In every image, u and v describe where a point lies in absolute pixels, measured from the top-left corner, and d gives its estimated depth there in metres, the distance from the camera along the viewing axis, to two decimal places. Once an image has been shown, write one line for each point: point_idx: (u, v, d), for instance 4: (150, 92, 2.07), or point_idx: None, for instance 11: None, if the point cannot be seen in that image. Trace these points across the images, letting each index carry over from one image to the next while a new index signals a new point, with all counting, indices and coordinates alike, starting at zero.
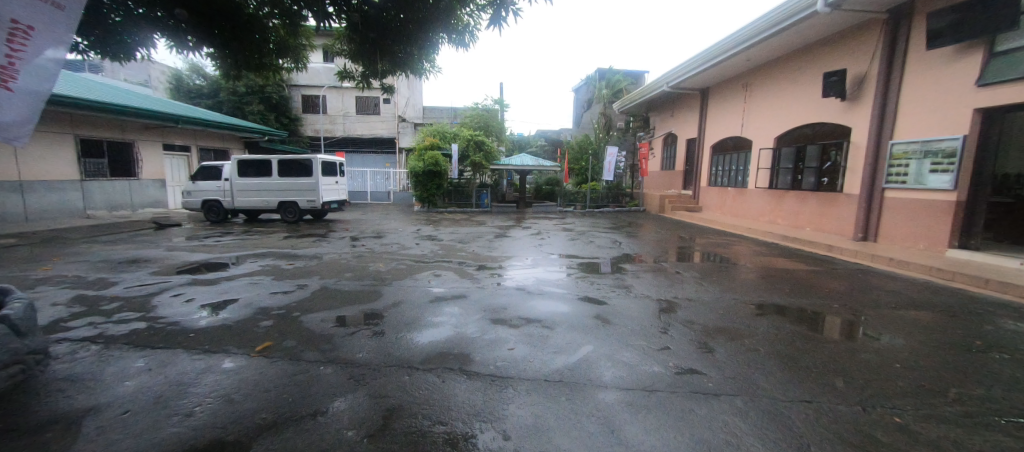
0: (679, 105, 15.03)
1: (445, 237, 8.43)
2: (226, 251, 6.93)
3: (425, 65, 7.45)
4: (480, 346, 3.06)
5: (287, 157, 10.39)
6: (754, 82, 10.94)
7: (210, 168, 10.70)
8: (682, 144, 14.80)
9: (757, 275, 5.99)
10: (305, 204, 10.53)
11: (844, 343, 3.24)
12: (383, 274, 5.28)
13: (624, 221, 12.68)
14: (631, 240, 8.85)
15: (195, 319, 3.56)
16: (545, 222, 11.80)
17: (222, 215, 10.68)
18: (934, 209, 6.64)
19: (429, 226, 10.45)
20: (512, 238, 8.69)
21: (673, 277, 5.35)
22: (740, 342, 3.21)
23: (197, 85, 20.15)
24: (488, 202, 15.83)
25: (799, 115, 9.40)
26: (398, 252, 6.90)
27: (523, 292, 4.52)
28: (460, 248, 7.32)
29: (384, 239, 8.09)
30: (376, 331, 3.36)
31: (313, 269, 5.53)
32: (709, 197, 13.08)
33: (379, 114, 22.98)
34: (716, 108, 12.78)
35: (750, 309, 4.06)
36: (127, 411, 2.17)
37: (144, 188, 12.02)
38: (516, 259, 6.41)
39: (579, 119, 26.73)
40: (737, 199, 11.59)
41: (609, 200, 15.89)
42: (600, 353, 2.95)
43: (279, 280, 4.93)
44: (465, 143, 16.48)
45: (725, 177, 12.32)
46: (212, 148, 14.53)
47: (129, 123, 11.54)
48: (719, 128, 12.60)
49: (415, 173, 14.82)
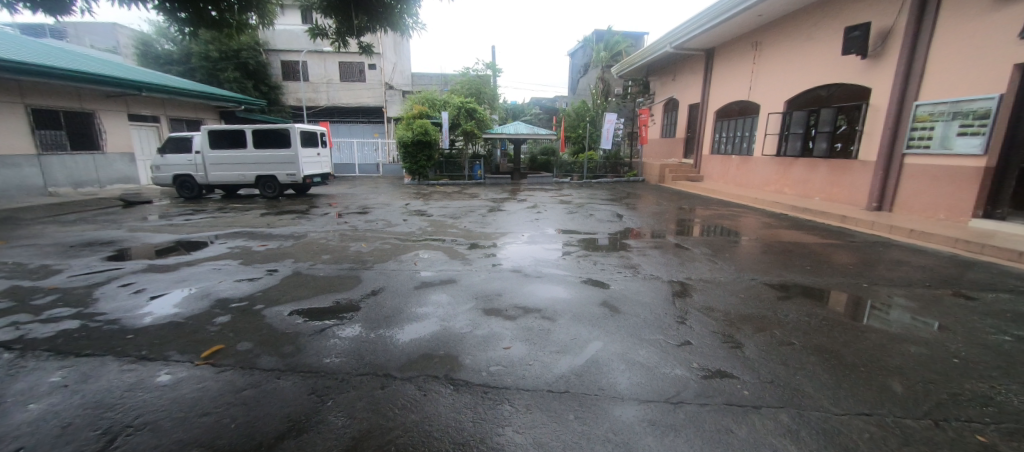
0: (682, 67, 14.23)
1: (435, 212, 7.90)
2: (194, 231, 6.39)
3: (407, 20, 6.67)
4: (471, 345, 2.60)
5: (262, 126, 9.63)
6: (765, 41, 10.22)
7: (179, 140, 9.94)
8: (684, 110, 14.12)
9: (770, 249, 5.58)
10: (285, 178, 9.89)
11: (888, 334, 2.82)
12: (364, 256, 4.78)
13: (623, 192, 12.19)
14: (631, 213, 8.39)
15: (138, 316, 3.06)
16: (540, 194, 11.28)
17: (195, 191, 10.03)
18: (960, 175, 6.20)
19: (419, 200, 9.90)
20: (506, 212, 8.19)
21: (683, 254, 4.90)
22: (770, 332, 2.78)
23: (166, 50, 18.94)
24: (481, 173, 15.05)
25: (814, 75, 8.75)
26: (383, 230, 6.38)
27: (520, 275, 4.05)
28: (451, 223, 6.82)
29: (370, 215, 7.56)
30: (350, 326, 2.89)
31: (287, 251, 5.01)
32: (711, 165, 12.55)
33: (364, 82, 21.88)
34: (721, 70, 12.04)
35: (774, 291, 3.63)
36: (19, 449, 1.70)
37: (110, 162, 11.27)
38: (512, 235, 5.92)
39: (575, 86, 25.69)
40: (742, 168, 11.08)
41: (606, 170, 15.35)
42: (611, 351, 2.50)
43: (247, 264, 4.42)
44: (455, 112, 14.94)
45: (729, 144, 11.76)
46: (185, 118, 13.66)
47: (89, 91, 10.68)
48: (724, 91, 11.93)
49: (404, 144, 14.09)
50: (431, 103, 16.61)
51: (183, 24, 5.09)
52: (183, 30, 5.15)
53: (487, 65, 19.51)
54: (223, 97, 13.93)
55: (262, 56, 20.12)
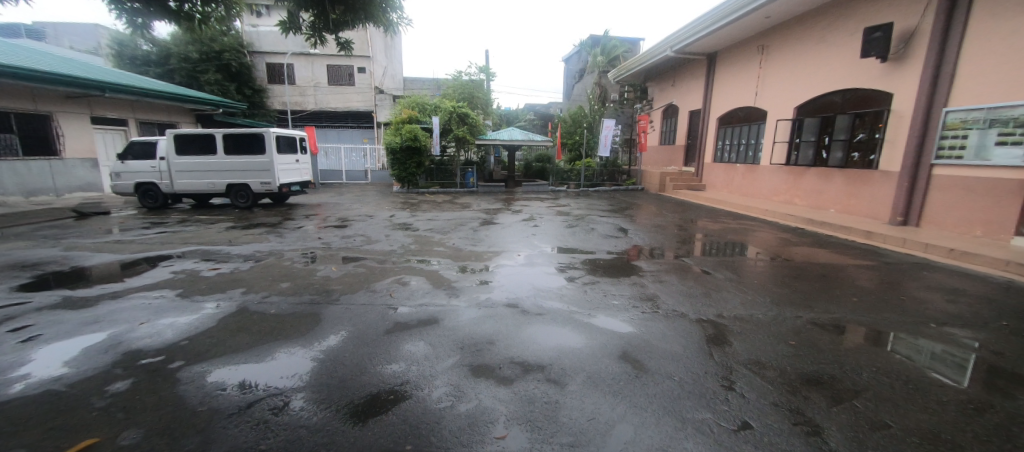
0: (682, 72, 13.70)
1: (422, 226, 7.17)
2: (142, 249, 5.62)
3: (393, 16, 6.11)
4: (450, 434, 1.86)
5: (233, 130, 8.85)
6: (773, 44, 9.70)
7: (141, 144, 9.12)
8: (684, 116, 13.58)
9: (799, 269, 4.91)
10: (259, 187, 9.12)
11: (1002, 406, 2.13)
12: (329, 285, 4.02)
13: (623, 202, 11.57)
14: (636, 226, 7.73)
15: (5, 381, 2.30)
16: (537, 204, 10.60)
17: (160, 200, 9.22)
18: (1000, 188, 5.61)
19: (405, 211, 9.15)
20: (500, 225, 7.47)
21: (705, 281, 4.21)
22: (850, 405, 2.09)
23: (144, 51, 18.13)
24: (474, 181, 14.34)
25: (828, 80, 8.20)
26: (360, 248, 5.63)
27: (517, 312, 3.34)
28: (438, 240, 6.09)
29: (348, 230, 6.81)
30: (286, 399, 2.14)
31: (239, 278, 4.24)
32: (714, 174, 11.98)
33: (353, 85, 21.15)
34: (725, 76, 11.51)
35: (829, 335, 2.94)
36: None
37: (70, 168, 10.45)
38: (506, 256, 5.19)
39: (570, 91, 25.10)
40: (747, 177, 10.52)
41: (604, 177, 14.79)
42: (645, 445, 1.79)
43: (184, 297, 3.65)
44: (447, 116, 14.19)
45: (734, 152, 11.18)
46: (157, 122, 12.84)
47: (45, 92, 9.88)
48: (727, 97, 11.39)
49: (392, 150, 13.35)
50: (421, 107, 15.84)
51: (135, 14, 4.68)
52: (136, 21, 4.75)
53: (481, 68, 18.85)
54: (200, 99, 13.16)
55: (245, 58, 19.36)
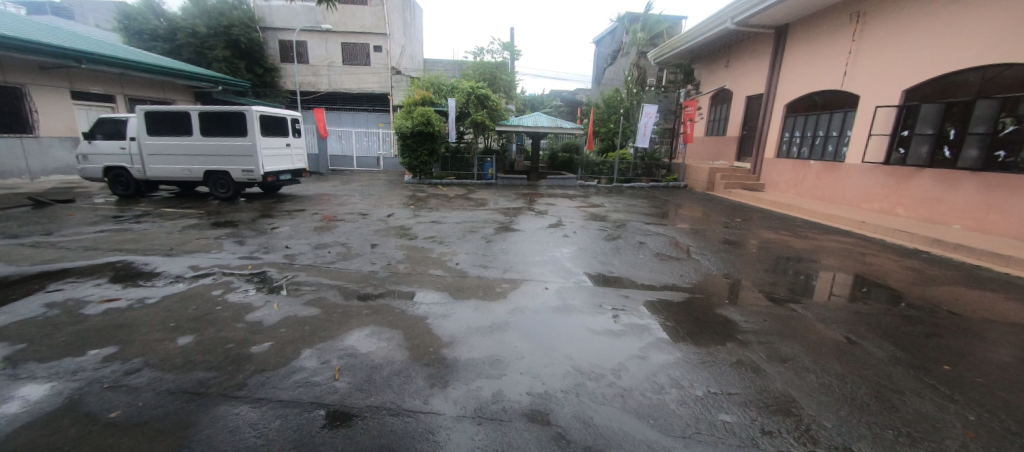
0: (739, 49, 11.65)
1: (422, 232, 5.66)
2: (54, 255, 4.36)
3: None
4: None
5: (211, 108, 7.58)
6: (876, 10, 7.66)
7: (110, 122, 7.96)
8: (740, 102, 11.58)
9: (986, 330, 3.15)
10: (240, 175, 7.85)
11: None
12: (248, 349, 2.52)
13: (666, 203, 9.81)
14: (695, 240, 6.03)
15: None
16: (564, 204, 8.96)
17: (131, 187, 8.10)
18: None
19: (409, 208, 7.69)
20: (521, 232, 5.92)
21: (860, 362, 2.51)
22: None
23: (152, 25, 17.22)
24: (492, 172, 12.76)
25: (965, 53, 6.18)
26: (330, 267, 4.14)
27: (550, 440, 1.78)
28: (437, 257, 4.55)
29: (327, 235, 5.40)
30: None
31: (129, 324, 2.82)
32: (777, 171, 10.01)
33: (369, 65, 19.76)
34: (799, 53, 9.47)
35: None
36: None
37: (45, 148, 9.57)
38: (527, 290, 3.60)
39: (601, 76, 23.00)
40: (826, 177, 8.57)
41: (640, 172, 12.98)
42: None
43: (8, 367, 2.26)
44: (464, 98, 12.55)
45: (808, 145, 9.20)
46: (149, 99, 11.83)
47: (14, 62, 8.90)
48: (801, 78, 9.38)
49: (402, 136, 11.88)
50: (436, 88, 14.04)
51: None
52: None
53: (504, 45, 17.00)
54: (195, 74, 12.04)
55: (256, 34, 18.24)
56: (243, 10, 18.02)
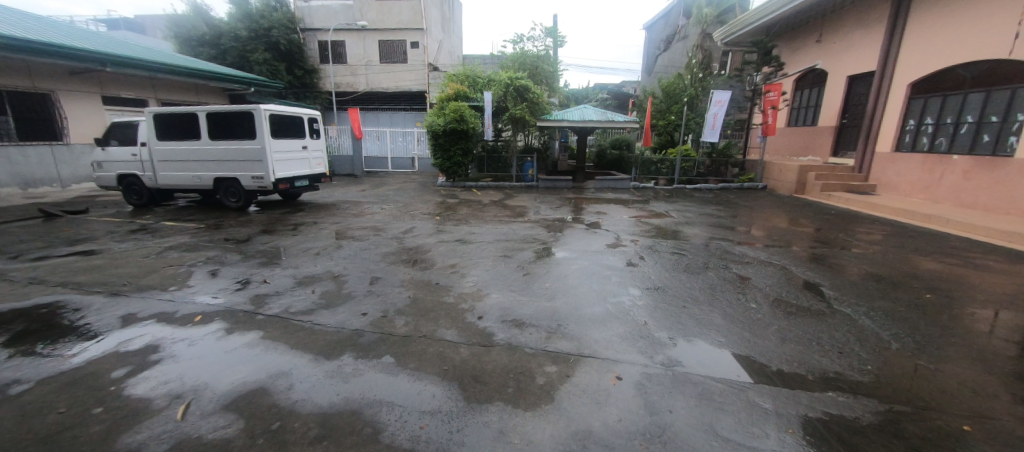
0: (840, 20, 9.44)
1: (440, 258, 4.38)
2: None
3: None
4: None
5: (218, 108, 6.78)
6: None
7: (122, 127, 7.41)
8: (839, 84, 9.40)
9: None
10: (251, 182, 7.00)
11: None
12: None
13: (747, 210, 7.94)
14: (816, 269, 4.28)
15: None
16: (618, 212, 7.44)
17: (144, 195, 7.54)
18: None
19: (433, 220, 6.49)
20: (569, 257, 4.48)
21: None
22: None
23: (198, 30, 17.34)
24: (533, 173, 11.39)
25: None
26: (302, 320, 2.94)
27: None
28: (453, 304, 3.21)
29: (322, 262, 4.25)
30: None
31: None
32: (896, 169, 7.85)
33: (406, 62, 19.02)
34: (936, 15, 7.25)
35: None
36: None
37: (76, 156, 9.38)
38: (588, 381, 2.19)
39: (654, 63, 20.89)
40: (981, 177, 6.41)
41: (707, 171, 11.01)
42: None
43: None
44: (501, 91, 11.24)
45: (950, 134, 7.00)
46: (182, 103, 11.55)
47: (44, 67, 8.67)
48: (938, 48, 7.18)
49: (434, 134, 10.77)
50: (472, 81, 12.85)
51: None
52: None
53: (547, 32, 15.48)
54: (224, 75, 11.50)
55: (295, 35, 17.95)
56: (283, 11, 17.76)
